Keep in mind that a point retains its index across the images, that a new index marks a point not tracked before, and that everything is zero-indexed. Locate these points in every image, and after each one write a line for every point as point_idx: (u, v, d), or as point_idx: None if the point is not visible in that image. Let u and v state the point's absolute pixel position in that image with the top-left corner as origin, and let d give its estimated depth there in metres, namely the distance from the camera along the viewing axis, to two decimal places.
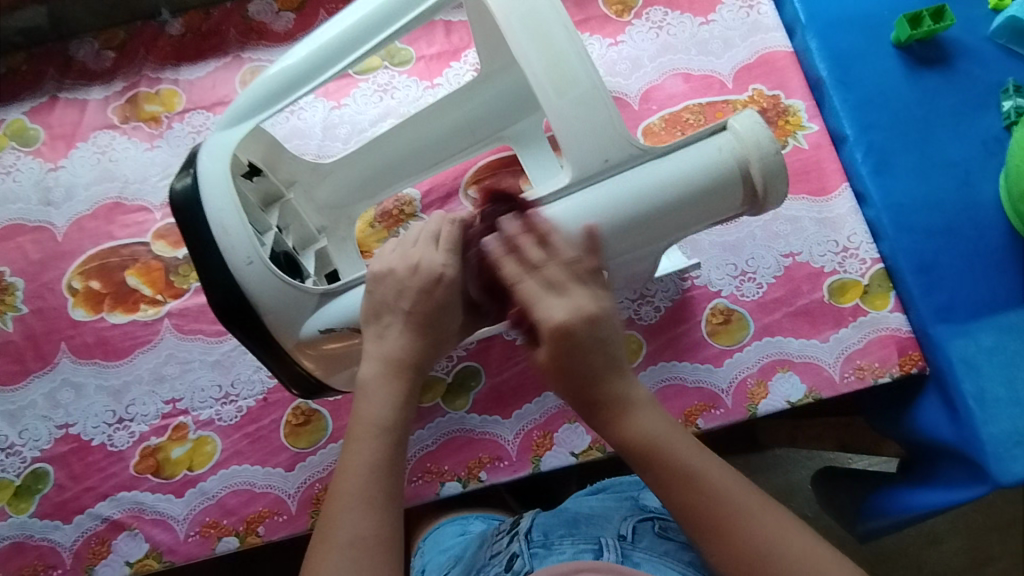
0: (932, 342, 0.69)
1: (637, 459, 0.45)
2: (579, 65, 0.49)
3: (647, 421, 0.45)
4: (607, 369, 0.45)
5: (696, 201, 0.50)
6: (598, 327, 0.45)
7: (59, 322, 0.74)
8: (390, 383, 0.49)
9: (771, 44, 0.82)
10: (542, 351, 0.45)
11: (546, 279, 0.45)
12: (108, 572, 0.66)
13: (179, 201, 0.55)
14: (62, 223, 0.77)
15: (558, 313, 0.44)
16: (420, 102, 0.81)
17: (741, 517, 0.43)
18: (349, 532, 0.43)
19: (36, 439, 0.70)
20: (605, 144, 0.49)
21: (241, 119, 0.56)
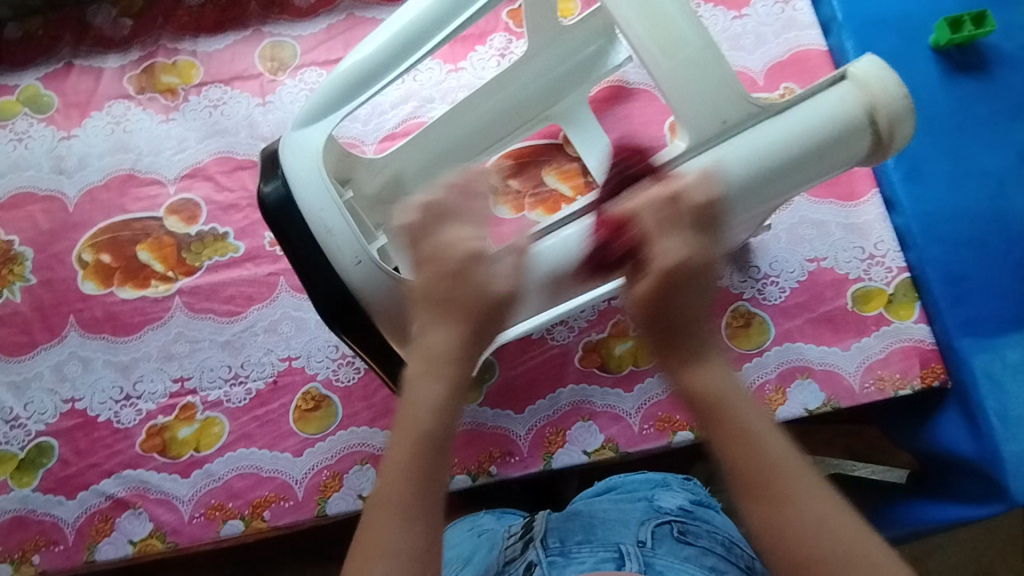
0: (957, 355, 0.68)
1: (698, 409, 0.46)
2: (687, 27, 0.48)
3: (716, 372, 0.46)
4: (695, 313, 0.47)
5: (823, 150, 0.49)
6: (703, 272, 0.46)
7: (68, 295, 0.72)
8: (447, 373, 0.47)
9: (806, 41, 0.79)
10: (667, 258, 0.45)
11: (662, 213, 0.46)
12: (111, 550, 0.65)
13: (273, 208, 0.53)
14: (74, 193, 0.76)
15: (676, 252, 0.45)
16: (443, 86, 0.79)
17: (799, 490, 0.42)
18: (401, 540, 0.43)
19: (42, 413, 0.69)
20: (722, 103, 0.48)
21: (317, 114, 0.55)
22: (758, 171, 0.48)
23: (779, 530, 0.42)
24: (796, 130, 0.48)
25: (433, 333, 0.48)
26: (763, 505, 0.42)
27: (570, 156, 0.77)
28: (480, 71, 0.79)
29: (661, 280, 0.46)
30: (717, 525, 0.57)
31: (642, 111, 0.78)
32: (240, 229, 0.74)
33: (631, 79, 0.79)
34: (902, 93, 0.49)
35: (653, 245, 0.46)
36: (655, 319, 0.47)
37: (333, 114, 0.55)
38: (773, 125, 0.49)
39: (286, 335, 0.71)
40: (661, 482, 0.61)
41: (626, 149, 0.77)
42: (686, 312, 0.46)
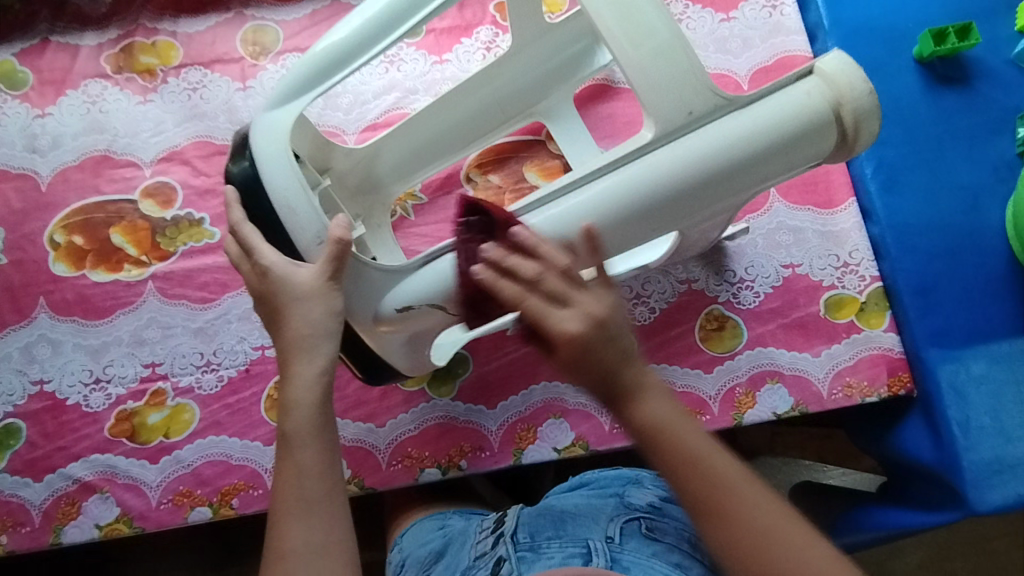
0: (924, 365, 0.69)
1: (642, 443, 0.46)
2: (655, 17, 0.48)
3: (655, 406, 0.46)
4: (625, 357, 0.46)
5: (791, 143, 0.49)
6: (613, 329, 0.46)
7: (39, 276, 0.72)
8: (294, 369, 0.51)
9: (792, 46, 0.79)
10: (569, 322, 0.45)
11: (567, 279, 0.46)
12: (78, 533, 0.65)
13: (240, 187, 0.53)
14: (47, 173, 0.74)
15: (576, 318, 0.45)
16: (427, 78, 0.78)
17: (740, 502, 0.44)
18: (301, 539, 0.48)
19: (10, 394, 0.69)
20: (687, 94, 0.48)
21: (290, 96, 0.54)
22: (729, 163, 0.49)
23: (749, 560, 0.43)
24: (765, 124, 0.48)
25: (283, 351, 0.52)
26: (719, 525, 0.44)
27: (552, 153, 0.77)
28: (464, 64, 0.79)
29: (569, 345, 0.45)
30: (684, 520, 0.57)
31: (626, 111, 0.78)
32: (216, 215, 0.73)
33: (616, 78, 0.79)
34: (867, 89, 0.49)
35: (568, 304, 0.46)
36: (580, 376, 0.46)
37: (307, 96, 0.54)
38: (744, 116, 0.49)
39: (259, 324, 0.70)
40: (633, 477, 0.62)
41: (609, 149, 0.77)
42: (615, 364, 0.45)
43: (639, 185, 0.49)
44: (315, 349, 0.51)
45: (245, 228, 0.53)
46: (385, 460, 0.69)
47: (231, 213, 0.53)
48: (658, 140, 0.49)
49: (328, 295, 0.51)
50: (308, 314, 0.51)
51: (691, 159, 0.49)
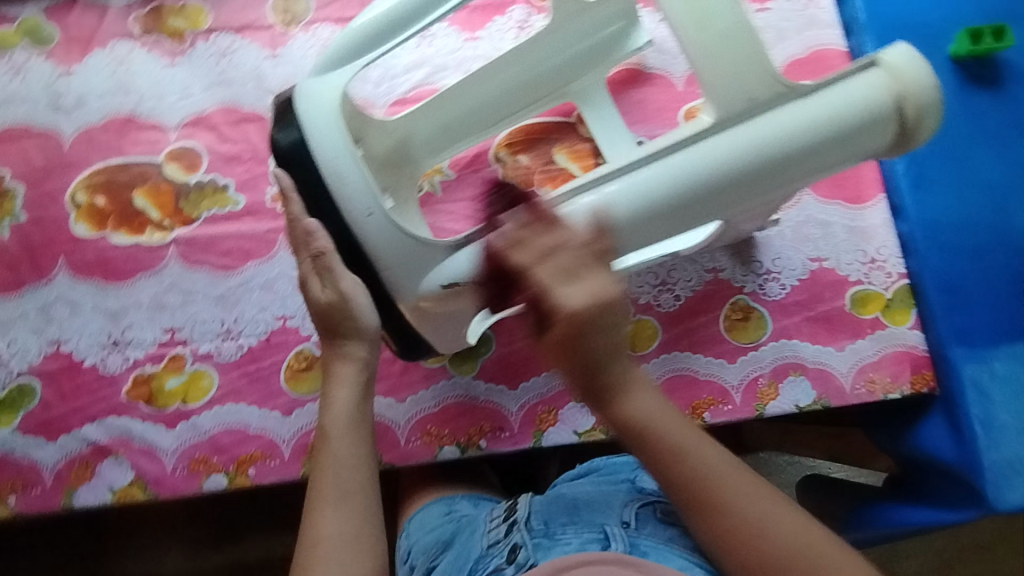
0: (948, 363, 0.69)
1: (632, 438, 0.49)
2: (724, 1, 0.47)
3: (643, 399, 0.50)
4: (613, 352, 0.48)
5: (848, 135, 0.49)
6: (610, 313, 0.46)
7: (59, 236, 0.70)
8: (336, 370, 0.54)
9: (826, 40, 0.78)
10: (575, 299, 0.45)
11: (563, 264, 0.46)
12: (90, 496, 0.65)
13: (287, 154, 0.52)
14: (70, 132, 0.73)
15: (579, 297, 0.45)
16: (459, 55, 0.77)
17: (722, 490, 0.47)
18: (336, 529, 0.46)
19: (25, 353, 0.68)
20: (753, 80, 0.48)
21: (337, 60, 0.53)
22: (776, 157, 0.49)
23: (752, 541, 0.46)
24: (821, 119, 0.49)
25: (328, 351, 0.55)
26: (715, 513, 0.47)
27: (582, 136, 0.76)
28: (498, 43, 0.78)
29: (567, 332, 0.46)
30: None
31: (659, 97, 0.77)
32: (241, 182, 0.72)
33: (650, 63, 0.77)
34: (932, 81, 0.48)
35: (562, 289, 0.45)
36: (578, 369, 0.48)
37: (356, 61, 0.52)
38: (804, 106, 0.49)
39: (281, 294, 0.70)
40: None
41: (640, 134, 0.75)
42: (603, 355, 0.48)
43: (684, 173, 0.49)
44: (352, 353, 0.54)
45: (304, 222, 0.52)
46: (405, 435, 0.68)
47: (290, 206, 0.53)
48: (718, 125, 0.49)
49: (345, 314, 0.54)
50: (356, 317, 0.54)
51: (738, 151, 0.49)
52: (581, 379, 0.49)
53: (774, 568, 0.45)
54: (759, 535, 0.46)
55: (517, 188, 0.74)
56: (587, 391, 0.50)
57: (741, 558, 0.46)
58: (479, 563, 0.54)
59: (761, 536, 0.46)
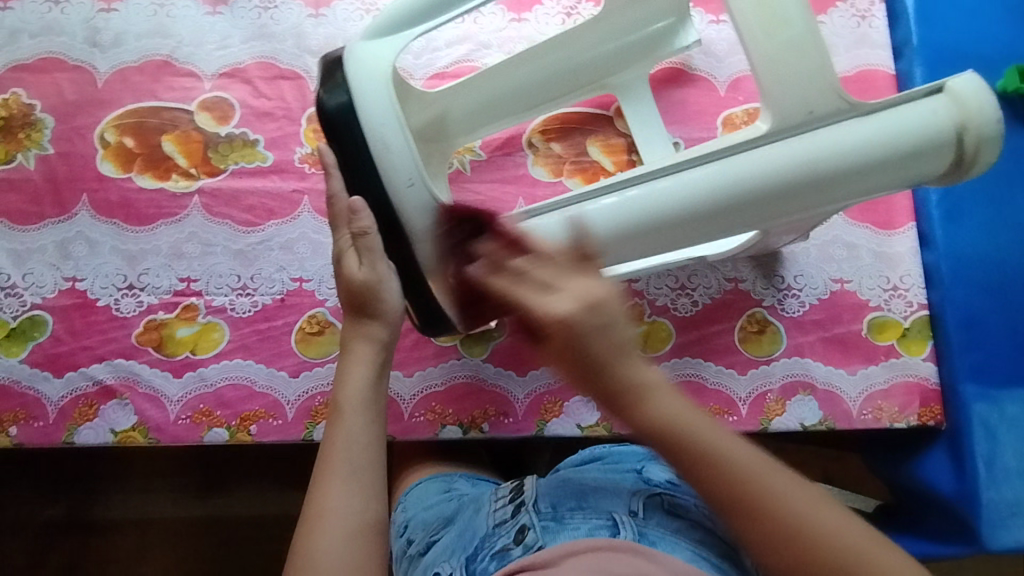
0: (958, 399, 0.69)
1: (659, 440, 0.44)
2: (794, 8, 0.47)
3: (666, 400, 0.44)
4: (617, 353, 0.43)
5: (903, 158, 0.48)
6: (604, 319, 0.42)
7: (84, 172, 0.70)
8: (354, 347, 0.53)
9: (874, 60, 0.77)
10: (557, 304, 0.42)
11: (547, 266, 0.44)
12: (91, 435, 0.65)
13: (333, 117, 0.50)
14: (105, 69, 0.73)
15: (563, 304, 0.42)
16: (503, 34, 0.76)
17: (765, 498, 0.42)
18: (341, 504, 0.46)
19: (40, 286, 0.67)
20: (812, 92, 0.47)
21: (393, 27, 0.52)
22: (826, 171, 0.48)
23: (809, 553, 0.41)
24: (879, 138, 0.47)
25: (350, 327, 0.54)
26: (754, 522, 0.42)
27: (618, 131, 0.75)
28: (543, 27, 0.77)
29: (559, 325, 0.42)
30: None
31: (699, 99, 0.76)
32: (271, 139, 0.72)
33: (694, 64, 0.76)
34: (996, 114, 0.47)
35: (547, 293, 0.43)
36: (576, 371, 0.44)
37: (412, 28, 0.52)
38: (863, 125, 0.48)
39: (300, 256, 0.70)
40: (649, 455, 0.62)
41: (676, 135, 0.74)
42: (606, 356, 0.43)
43: (737, 176, 0.48)
44: (370, 331, 0.53)
45: (343, 198, 0.53)
46: (409, 410, 0.68)
47: (331, 181, 0.53)
48: (775, 133, 0.48)
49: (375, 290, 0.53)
50: (383, 299, 0.53)
51: (786, 161, 0.48)
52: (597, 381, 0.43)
53: None
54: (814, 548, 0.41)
55: (547, 176, 0.73)
56: (604, 392, 0.44)
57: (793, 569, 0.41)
58: (486, 540, 0.53)
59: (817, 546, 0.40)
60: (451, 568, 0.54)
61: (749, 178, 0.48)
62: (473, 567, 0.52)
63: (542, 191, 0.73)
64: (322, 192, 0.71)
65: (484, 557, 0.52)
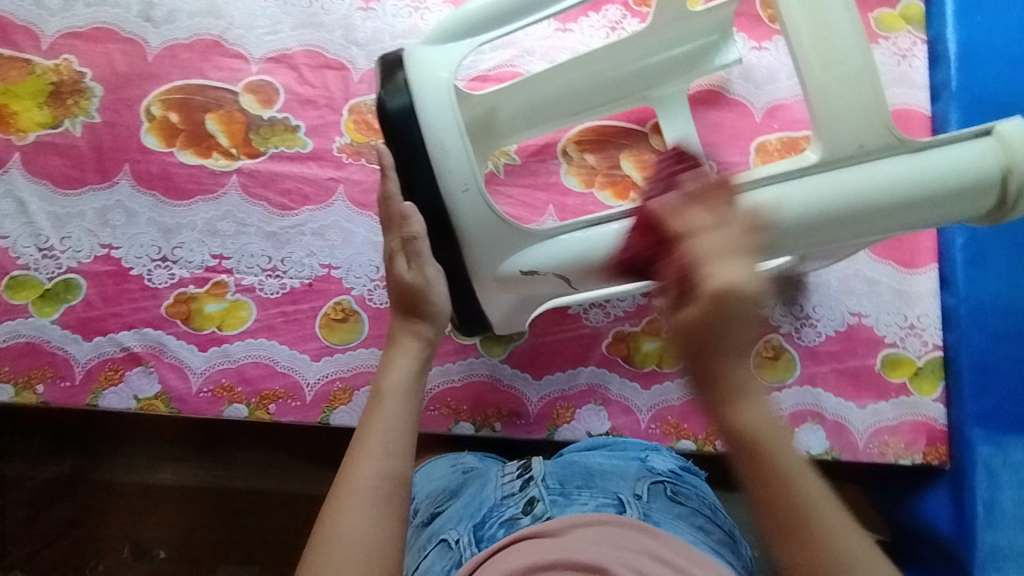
0: (964, 441, 0.69)
1: (738, 450, 0.42)
2: (850, 44, 0.48)
3: (759, 413, 0.42)
4: (735, 349, 0.41)
5: (949, 195, 0.48)
6: (752, 304, 0.41)
7: (128, 143, 0.72)
8: (400, 340, 0.54)
9: (910, 100, 0.78)
10: (729, 271, 0.41)
11: (728, 240, 0.42)
12: (115, 399, 0.66)
13: (394, 119, 0.53)
14: (155, 44, 0.74)
15: (727, 279, 0.40)
16: (547, 42, 0.78)
17: (822, 529, 0.41)
18: (370, 481, 0.45)
19: (77, 250, 0.69)
20: (864, 125, 0.48)
21: (455, 34, 0.55)
22: (871, 203, 0.48)
23: None
24: (929, 173, 0.48)
25: (397, 322, 0.55)
26: (799, 548, 0.42)
27: (652, 147, 0.76)
28: (587, 38, 0.78)
29: (714, 302, 0.40)
30: (701, 490, 0.60)
31: (734, 123, 0.77)
32: (312, 126, 0.73)
33: (732, 88, 0.77)
34: None
35: (705, 265, 0.41)
36: (690, 354, 0.42)
37: (472, 37, 0.55)
38: (909, 161, 0.48)
39: (331, 243, 0.71)
40: (652, 447, 0.65)
41: (710, 157, 0.75)
42: (733, 347, 0.41)
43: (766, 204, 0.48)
44: (416, 329, 0.54)
45: (395, 202, 0.54)
46: (425, 403, 0.69)
47: (387, 183, 0.54)
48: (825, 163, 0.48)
49: (424, 293, 0.54)
50: (432, 302, 0.54)
51: (831, 190, 0.48)
52: (700, 364, 0.42)
53: None
54: None
55: (578, 186, 0.75)
56: (705, 377, 0.43)
57: None
58: (494, 509, 0.55)
59: None
60: (459, 535, 0.54)
61: (793, 205, 0.48)
62: (481, 534, 0.53)
63: (572, 201, 0.74)
64: (357, 183, 0.72)
65: (492, 525, 0.53)
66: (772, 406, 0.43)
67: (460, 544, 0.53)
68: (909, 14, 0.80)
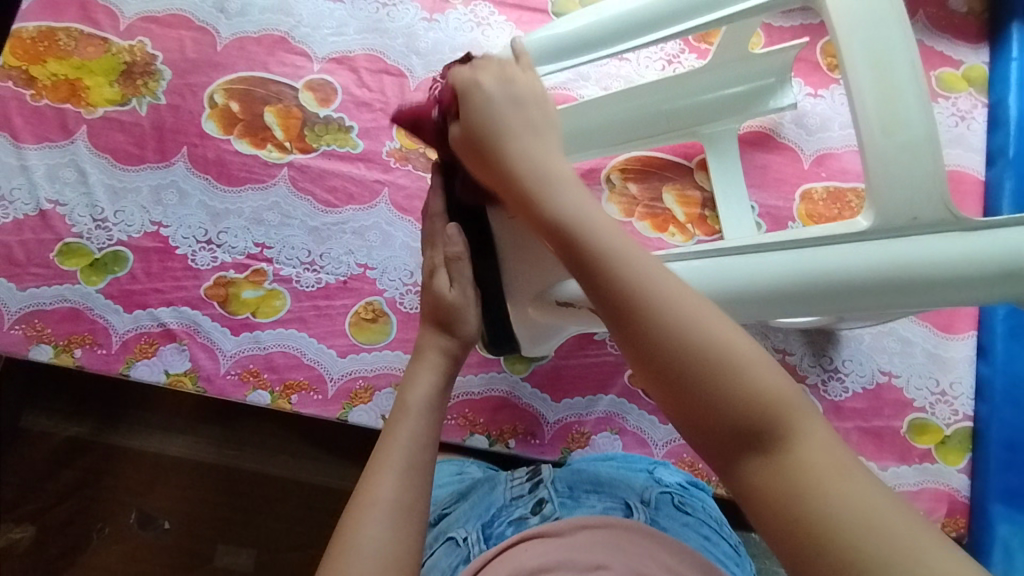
0: (984, 516, 0.67)
1: (559, 246, 0.42)
2: (915, 112, 0.48)
3: (575, 208, 0.43)
4: (524, 151, 0.47)
5: (1001, 277, 0.47)
6: (523, 113, 0.50)
7: (188, 127, 0.74)
8: (425, 354, 0.54)
9: (964, 162, 0.77)
10: (492, 98, 0.50)
11: (491, 74, 0.52)
12: (146, 372, 0.68)
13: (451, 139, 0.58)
14: (226, 35, 0.77)
15: (498, 92, 0.51)
16: (603, 69, 0.78)
17: (658, 300, 0.37)
18: (391, 494, 0.45)
19: (128, 225, 0.72)
20: (919, 198, 0.48)
21: None
22: (921, 276, 0.47)
23: (697, 362, 0.35)
24: (982, 256, 0.47)
25: (424, 336, 0.55)
26: (639, 332, 0.37)
27: (695, 184, 0.76)
28: (643, 69, 0.79)
29: (488, 120, 0.50)
30: (708, 504, 0.60)
31: (782, 167, 0.76)
32: (365, 128, 0.75)
33: (783, 132, 0.77)
34: None
35: (477, 95, 0.51)
36: (488, 177, 0.49)
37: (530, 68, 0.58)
38: (966, 240, 0.47)
39: (370, 244, 0.72)
40: (660, 462, 0.64)
41: (754, 199, 0.75)
42: (514, 153, 0.47)
43: (820, 266, 0.49)
44: (444, 345, 0.54)
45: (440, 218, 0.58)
46: None
47: (432, 202, 0.58)
48: (874, 233, 0.49)
49: (462, 312, 0.55)
50: (465, 320, 0.55)
51: (884, 260, 0.48)
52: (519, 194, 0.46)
53: (728, 411, 0.34)
54: (702, 357, 0.35)
55: (618, 214, 0.74)
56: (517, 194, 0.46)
57: (680, 388, 0.35)
58: (503, 509, 0.56)
59: (711, 361, 0.35)
60: (467, 533, 0.55)
61: (842, 271, 0.48)
62: (490, 531, 0.54)
63: None
64: (402, 188, 0.74)
65: (500, 523, 0.54)
66: (589, 201, 0.44)
67: (468, 541, 0.54)
68: (971, 76, 0.80)
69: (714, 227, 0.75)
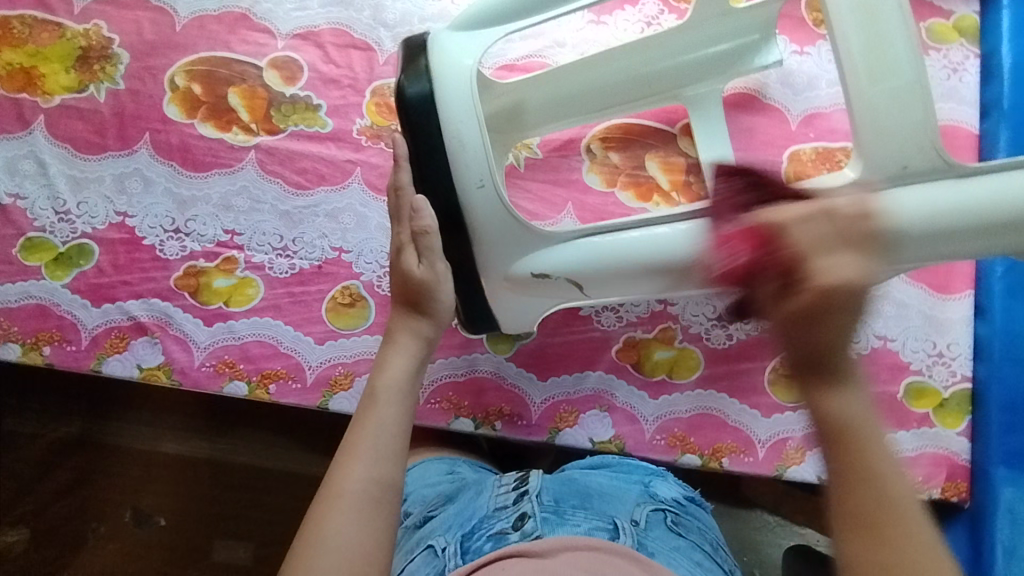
0: (987, 480, 0.66)
1: (828, 430, 0.40)
2: (904, 57, 0.46)
3: (854, 403, 0.40)
4: (841, 333, 0.40)
5: (989, 227, 0.46)
6: (856, 300, 0.40)
7: (150, 112, 0.71)
8: (397, 337, 0.53)
9: (957, 116, 0.74)
10: (840, 269, 0.40)
11: (827, 233, 0.42)
12: (119, 367, 0.66)
13: (412, 105, 0.52)
14: (184, 14, 0.74)
15: (837, 271, 0.40)
16: (580, 34, 0.75)
17: (914, 535, 0.38)
18: (359, 483, 0.44)
19: (92, 216, 0.69)
20: (910, 147, 0.46)
21: (481, 21, 0.54)
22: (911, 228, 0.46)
23: None
24: (973, 203, 0.46)
25: (396, 317, 0.54)
26: (874, 547, 0.38)
27: (680, 151, 0.73)
28: (621, 32, 0.75)
29: (818, 294, 0.40)
30: (704, 524, 0.58)
31: (769, 130, 0.73)
32: (333, 106, 0.72)
33: (769, 93, 0.74)
34: None
35: (826, 258, 0.40)
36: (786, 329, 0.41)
37: (497, 26, 0.54)
38: (956, 187, 0.46)
39: (344, 227, 0.70)
40: (658, 471, 0.62)
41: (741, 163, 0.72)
42: (832, 327, 0.40)
43: None
44: (416, 327, 0.53)
45: (407, 191, 0.54)
46: (426, 397, 0.68)
47: (399, 173, 0.54)
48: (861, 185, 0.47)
49: (431, 291, 0.53)
50: (437, 299, 0.54)
51: None
52: (801, 339, 0.40)
53: None
54: None
55: (600, 184, 0.72)
56: (807, 358, 0.41)
57: None
58: (485, 521, 0.53)
59: None
60: (446, 543, 0.53)
61: None
62: (468, 545, 0.51)
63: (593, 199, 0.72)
64: (375, 166, 0.71)
65: (480, 537, 0.52)
66: (862, 395, 0.41)
67: (446, 553, 0.52)
68: (963, 26, 0.76)
69: (700, 194, 0.72)
